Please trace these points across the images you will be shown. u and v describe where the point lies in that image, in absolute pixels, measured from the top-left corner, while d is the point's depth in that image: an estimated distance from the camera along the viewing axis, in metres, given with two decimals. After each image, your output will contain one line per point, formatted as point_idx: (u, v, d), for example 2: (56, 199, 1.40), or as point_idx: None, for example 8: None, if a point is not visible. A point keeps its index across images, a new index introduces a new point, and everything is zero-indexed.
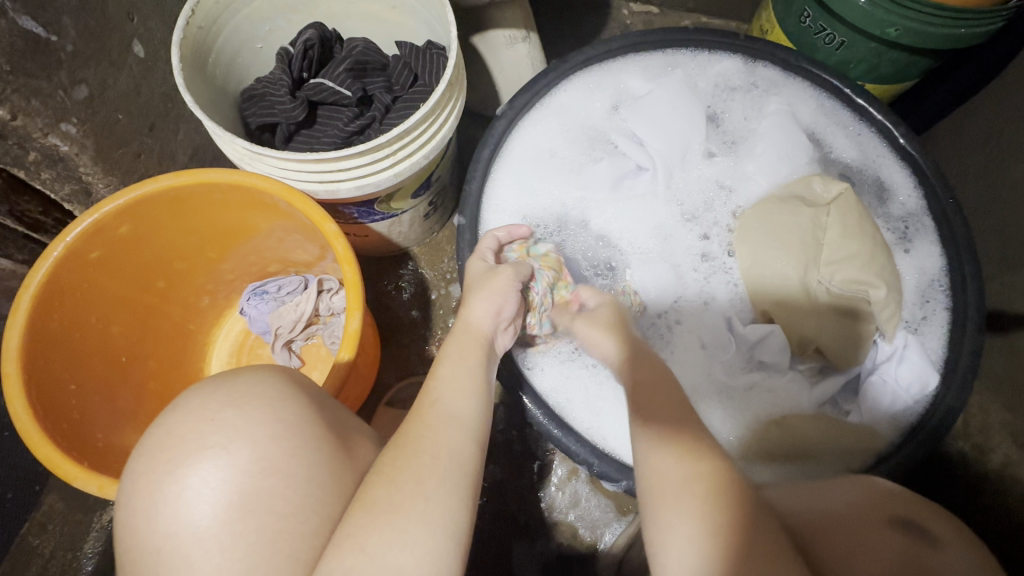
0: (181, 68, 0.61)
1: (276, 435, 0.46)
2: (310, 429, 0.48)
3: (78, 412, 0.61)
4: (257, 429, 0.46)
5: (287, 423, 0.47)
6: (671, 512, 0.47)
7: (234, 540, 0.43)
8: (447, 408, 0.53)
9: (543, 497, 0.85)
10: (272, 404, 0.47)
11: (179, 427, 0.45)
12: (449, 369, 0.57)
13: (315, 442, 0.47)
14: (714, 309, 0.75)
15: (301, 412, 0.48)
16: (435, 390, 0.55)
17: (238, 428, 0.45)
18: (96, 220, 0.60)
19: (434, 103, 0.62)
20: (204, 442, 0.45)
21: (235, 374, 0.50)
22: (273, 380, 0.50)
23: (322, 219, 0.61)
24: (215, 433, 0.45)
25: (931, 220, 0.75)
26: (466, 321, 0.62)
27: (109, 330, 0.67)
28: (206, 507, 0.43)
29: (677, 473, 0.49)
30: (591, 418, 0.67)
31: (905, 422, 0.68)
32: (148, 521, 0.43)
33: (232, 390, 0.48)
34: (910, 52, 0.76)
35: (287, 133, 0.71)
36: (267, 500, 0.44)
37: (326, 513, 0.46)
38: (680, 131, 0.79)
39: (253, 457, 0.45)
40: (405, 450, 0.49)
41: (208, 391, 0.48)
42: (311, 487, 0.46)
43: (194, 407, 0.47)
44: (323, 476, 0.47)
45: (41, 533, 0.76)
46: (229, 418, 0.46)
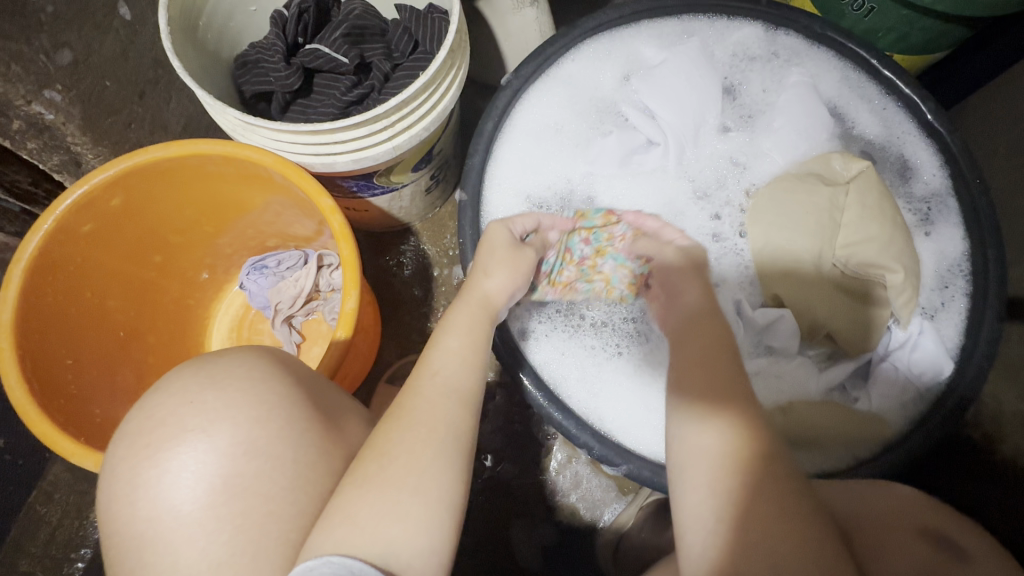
0: (168, 32, 0.57)
1: (259, 418, 0.45)
2: (295, 409, 0.47)
3: (76, 389, 0.60)
4: (240, 410, 0.45)
5: (271, 405, 0.46)
6: (695, 488, 0.47)
7: (220, 524, 0.43)
8: (442, 379, 0.51)
9: (545, 478, 0.85)
10: (256, 385, 0.46)
11: (159, 410, 0.45)
12: (456, 339, 0.55)
13: (303, 422, 0.47)
14: (726, 292, 0.72)
15: (284, 393, 0.47)
16: (436, 359, 0.53)
17: (220, 412, 0.45)
18: (86, 193, 0.58)
19: (434, 71, 0.59)
20: (186, 425, 0.44)
21: (226, 353, 0.49)
22: (262, 360, 0.49)
23: (318, 193, 0.59)
24: (195, 416, 0.44)
25: (955, 202, 0.72)
26: (484, 292, 0.59)
27: (104, 304, 0.66)
28: (188, 492, 0.43)
29: (710, 462, 0.47)
30: (589, 398, 0.66)
31: (916, 411, 0.66)
32: (130, 505, 0.43)
33: (216, 371, 0.47)
34: (942, 20, 0.71)
35: (283, 102, 0.69)
36: (252, 483, 0.44)
37: (316, 492, 0.46)
38: (694, 104, 0.76)
39: (234, 440, 0.44)
40: (396, 424, 0.48)
41: (193, 371, 0.47)
42: (299, 467, 0.46)
43: (176, 390, 0.46)
44: (313, 457, 0.46)
45: (46, 501, 0.77)
46: (209, 401, 0.45)
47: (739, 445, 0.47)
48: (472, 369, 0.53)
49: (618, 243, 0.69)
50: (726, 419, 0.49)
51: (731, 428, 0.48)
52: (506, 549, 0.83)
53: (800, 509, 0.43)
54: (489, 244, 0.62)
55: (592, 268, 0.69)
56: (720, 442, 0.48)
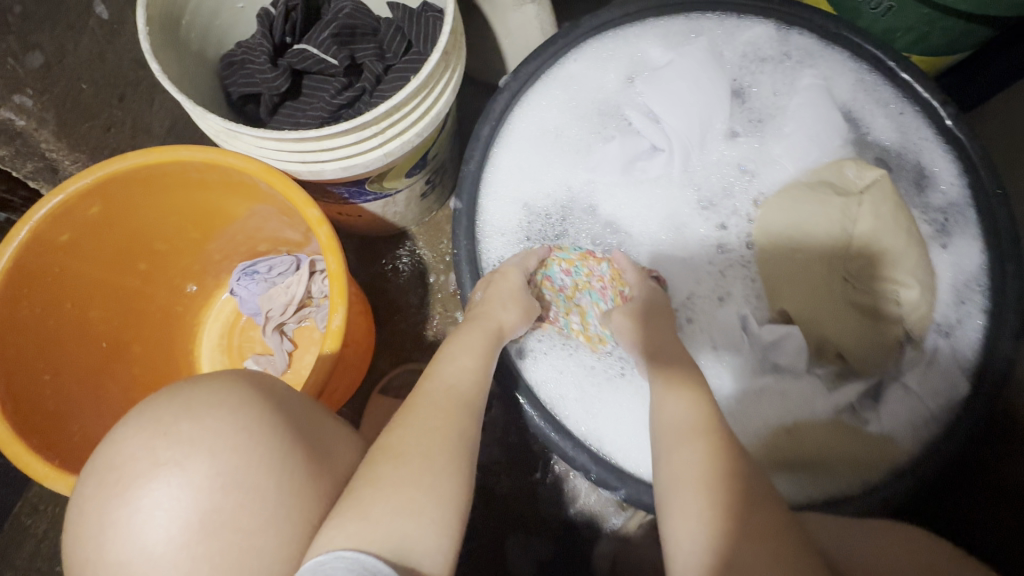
0: (146, 32, 0.54)
1: (238, 447, 0.43)
2: (277, 436, 0.45)
3: (54, 405, 0.58)
4: (218, 439, 0.42)
5: (251, 433, 0.43)
6: (684, 513, 0.45)
7: (198, 562, 0.40)
8: (455, 390, 0.53)
9: (542, 492, 0.83)
10: (234, 412, 0.44)
11: (129, 445, 0.42)
12: (471, 361, 0.56)
13: (286, 449, 0.45)
14: (732, 307, 0.69)
15: (265, 419, 0.45)
16: (450, 374, 0.55)
17: (195, 443, 0.42)
18: (62, 201, 0.56)
19: (427, 75, 0.56)
20: (158, 458, 0.41)
21: (206, 378, 0.47)
22: (241, 385, 0.46)
23: (305, 204, 0.57)
24: (169, 448, 0.42)
25: (973, 212, 0.69)
26: (499, 324, 0.60)
27: (85, 315, 0.64)
28: (162, 531, 0.40)
29: (698, 489, 0.45)
30: (587, 419, 0.64)
31: (930, 434, 0.63)
32: (99, 548, 0.40)
33: (192, 400, 0.44)
34: (966, 21, 0.68)
35: (271, 105, 0.66)
36: (232, 516, 0.42)
37: (302, 521, 0.44)
38: (701, 108, 0.72)
39: (211, 472, 0.42)
40: (408, 427, 0.49)
41: (167, 401, 0.44)
42: (282, 496, 0.43)
43: (149, 420, 0.43)
44: (299, 484, 0.44)
45: (32, 513, 0.76)
46: (185, 431, 0.42)
47: (721, 474, 0.46)
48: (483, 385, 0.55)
49: (596, 281, 0.68)
50: (699, 446, 0.48)
51: (710, 453, 0.47)
52: (501, 564, 0.81)
53: (794, 551, 0.41)
54: (503, 280, 0.63)
55: (570, 299, 0.68)
56: (706, 468, 0.46)
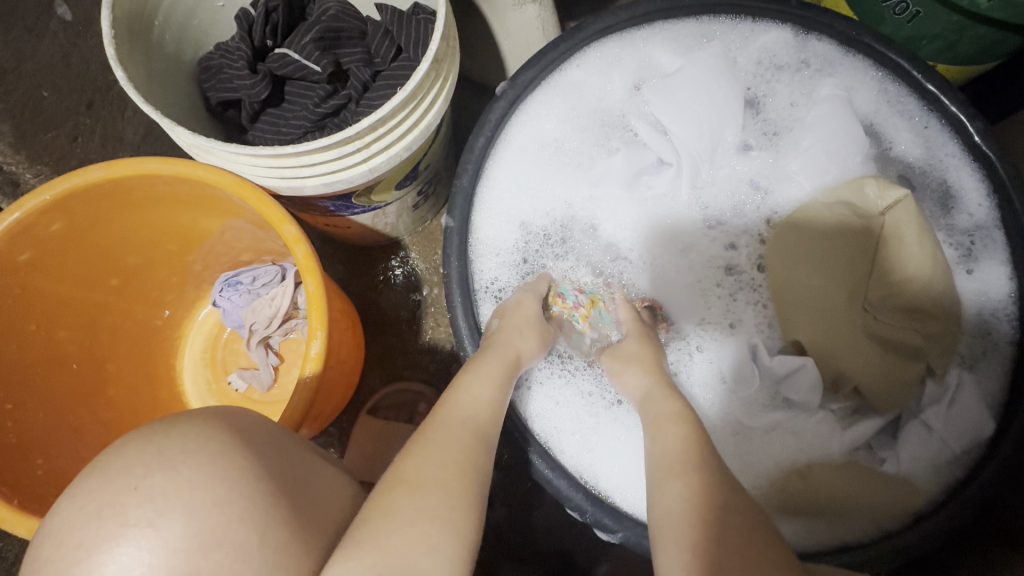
0: (110, 37, 0.50)
1: (218, 501, 0.36)
2: (261, 485, 0.39)
3: (15, 436, 0.55)
4: (198, 493, 0.36)
5: (231, 483, 0.37)
6: (671, 550, 0.43)
7: None
8: (471, 420, 0.52)
9: (538, 518, 0.80)
10: (214, 460, 0.38)
11: (90, 501, 0.35)
12: (489, 391, 0.54)
13: (270, 501, 0.39)
14: (739, 333, 0.65)
15: (246, 467, 0.39)
16: (467, 406, 0.53)
17: (168, 497, 0.35)
18: (21, 218, 0.52)
19: (414, 86, 0.51)
20: (127, 518, 0.35)
21: (181, 418, 0.41)
22: (218, 428, 0.40)
23: (281, 221, 0.53)
24: (137, 506, 0.35)
25: (1003, 236, 0.64)
26: (517, 350, 0.58)
27: (52, 336, 0.60)
28: None
29: (687, 530, 0.43)
30: (582, 454, 0.60)
31: (951, 477, 0.59)
32: None
33: (165, 445, 0.38)
34: (999, 29, 0.62)
35: (251, 113, 0.62)
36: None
37: None
38: (712, 120, 0.67)
39: (186, 532, 0.35)
40: (421, 464, 0.47)
41: (137, 447, 0.38)
42: (267, 555, 0.37)
43: (113, 472, 0.37)
44: (285, 542, 0.38)
45: (2, 538, 0.72)
46: (157, 484, 0.36)
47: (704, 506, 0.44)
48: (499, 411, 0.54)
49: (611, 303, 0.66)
50: (685, 477, 0.46)
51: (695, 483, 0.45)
52: None
53: None
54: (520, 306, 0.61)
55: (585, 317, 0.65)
56: (689, 500, 0.45)
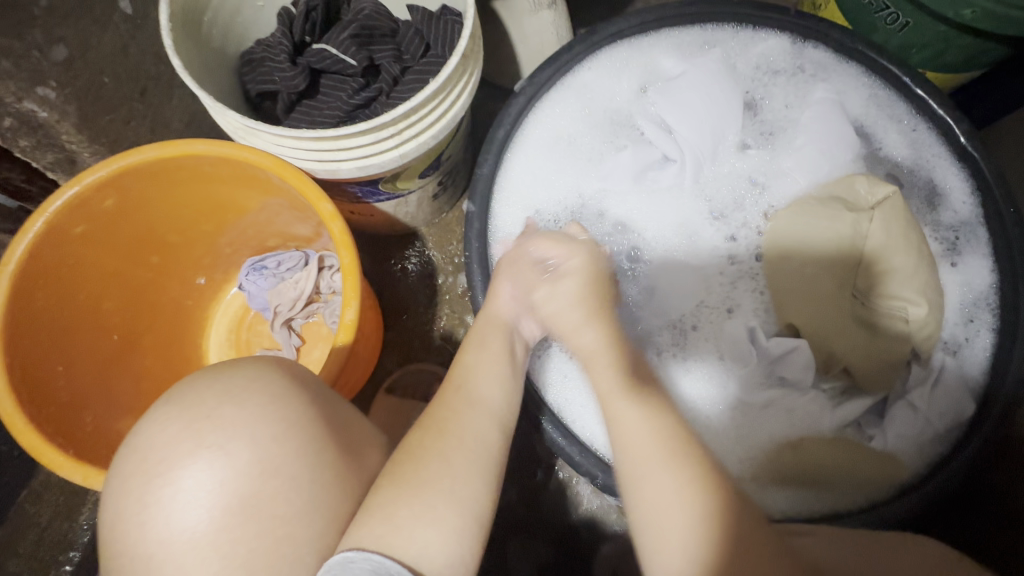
0: (170, 29, 0.55)
1: (277, 436, 0.44)
2: (313, 428, 0.46)
3: (66, 396, 0.59)
4: (259, 428, 0.44)
5: (289, 423, 0.45)
6: (672, 528, 0.46)
7: (235, 545, 0.42)
8: (464, 389, 0.55)
9: (544, 497, 0.83)
10: (273, 403, 0.45)
11: (172, 426, 0.43)
12: (476, 355, 0.58)
13: (318, 443, 0.45)
14: (738, 318, 0.70)
15: (300, 411, 0.46)
16: (457, 376, 0.56)
17: (237, 429, 0.43)
18: (78, 193, 0.56)
19: (445, 78, 0.56)
20: (203, 441, 0.43)
21: (243, 366, 0.47)
22: (279, 374, 0.47)
23: (318, 198, 0.57)
24: (213, 432, 0.43)
25: (985, 231, 0.68)
26: (485, 315, 0.61)
27: (99, 307, 0.65)
28: (202, 510, 0.42)
29: (683, 510, 0.45)
30: (592, 424, 0.64)
31: (935, 453, 0.63)
32: (141, 525, 0.42)
33: (232, 385, 0.45)
34: (983, 40, 0.68)
35: (288, 103, 0.66)
36: (268, 504, 0.43)
37: (331, 513, 0.45)
38: (714, 119, 0.72)
39: (252, 458, 0.43)
40: (428, 430, 0.51)
41: (208, 384, 0.45)
42: (316, 488, 0.45)
43: (189, 403, 0.44)
44: (329, 478, 0.45)
45: (36, 502, 0.75)
46: (227, 416, 0.44)
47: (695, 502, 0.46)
48: (512, 394, 0.57)
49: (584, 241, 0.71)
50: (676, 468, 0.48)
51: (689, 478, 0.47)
52: (502, 568, 0.81)
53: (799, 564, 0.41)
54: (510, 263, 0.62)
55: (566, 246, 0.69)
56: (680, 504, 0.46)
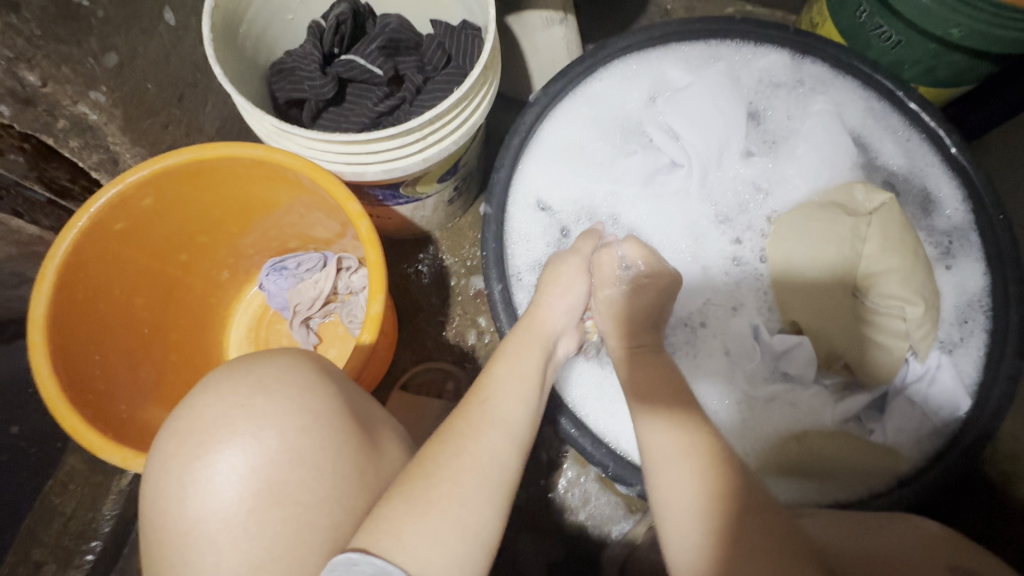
0: (211, 39, 0.59)
1: (305, 427, 0.46)
2: (338, 421, 0.48)
3: (103, 385, 0.61)
4: (289, 419, 0.46)
5: (317, 415, 0.47)
6: (679, 535, 0.48)
7: (262, 529, 0.44)
8: (489, 405, 0.55)
9: (554, 493, 0.86)
10: (304, 394, 0.47)
11: (209, 412, 0.46)
12: (509, 366, 0.59)
13: (343, 434, 0.48)
14: (744, 317, 0.73)
15: (329, 403, 0.48)
16: (486, 388, 0.57)
17: (269, 417, 0.46)
18: (121, 191, 0.60)
19: (467, 88, 0.60)
20: (237, 428, 0.45)
21: (274, 358, 0.50)
22: (305, 367, 0.50)
23: (346, 198, 0.60)
24: (245, 419, 0.45)
25: (977, 236, 0.72)
26: (530, 323, 0.63)
27: (131, 302, 0.67)
28: (233, 493, 0.44)
29: (694, 516, 0.48)
30: (604, 418, 0.67)
31: (933, 446, 0.66)
32: (178, 504, 0.44)
33: (265, 375, 0.48)
34: (970, 57, 0.72)
35: (315, 110, 0.70)
36: (295, 490, 0.45)
37: (350, 506, 0.47)
38: (718, 129, 0.76)
39: (281, 447, 0.45)
40: (444, 446, 0.51)
41: (243, 374, 0.48)
42: (338, 478, 0.47)
43: (225, 391, 0.47)
44: (349, 470, 0.47)
45: (61, 492, 0.75)
46: (260, 406, 0.46)
47: (705, 490, 0.49)
48: (534, 411, 0.57)
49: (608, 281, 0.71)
50: (687, 463, 0.51)
51: (704, 471, 0.50)
52: (513, 563, 0.83)
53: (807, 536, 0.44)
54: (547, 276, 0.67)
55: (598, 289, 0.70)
56: (690, 481, 0.50)
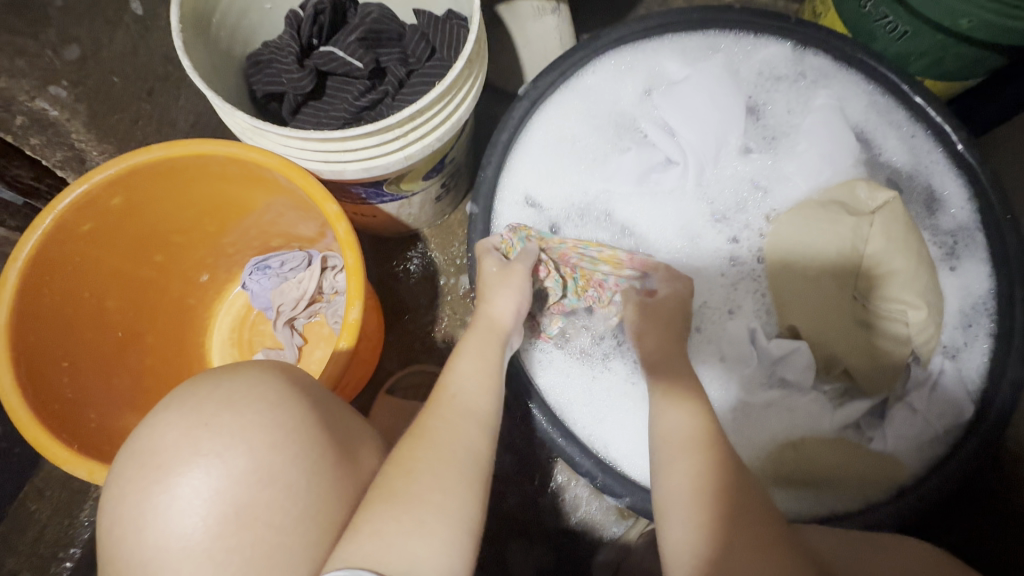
0: (180, 30, 0.56)
1: (275, 444, 0.44)
2: (311, 436, 0.46)
3: (71, 392, 0.59)
4: (257, 436, 0.43)
5: (288, 431, 0.44)
6: (678, 525, 0.47)
7: (229, 554, 0.41)
8: (458, 397, 0.53)
9: (544, 498, 0.84)
10: (273, 409, 0.45)
11: (168, 434, 0.43)
12: (469, 363, 0.56)
13: (318, 449, 0.46)
14: (740, 320, 0.70)
15: (301, 417, 0.46)
16: (452, 383, 0.54)
17: (235, 436, 0.43)
18: (86, 191, 0.57)
19: (451, 81, 0.57)
20: (200, 448, 0.42)
21: (241, 371, 0.47)
22: (279, 380, 0.47)
23: (324, 199, 0.57)
24: (210, 439, 0.43)
25: (983, 237, 0.69)
26: (488, 315, 0.60)
27: (103, 305, 0.65)
28: (197, 519, 0.41)
29: (694, 506, 0.47)
30: (593, 426, 0.65)
31: (933, 455, 0.64)
32: (137, 531, 0.41)
33: (231, 391, 0.45)
34: (980, 48, 0.69)
35: (294, 104, 0.67)
36: (264, 512, 0.43)
37: (326, 522, 0.45)
38: (715, 123, 0.73)
39: (248, 467, 0.43)
40: (420, 441, 0.49)
41: (208, 390, 0.45)
42: (312, 496, 0.44)
43: (188, 408, 0.44)
44: (324, 486, 0.45)
45: (38, 498, 0.75)
46: (226, 423, 0.43)
47: (710, 482, 0.48)
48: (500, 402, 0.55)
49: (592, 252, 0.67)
50: (695, 459, 0.50)
51: (711, 467, 0.49)
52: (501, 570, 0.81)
53: None
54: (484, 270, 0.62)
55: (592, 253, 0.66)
56: (701, 476, 0.49)
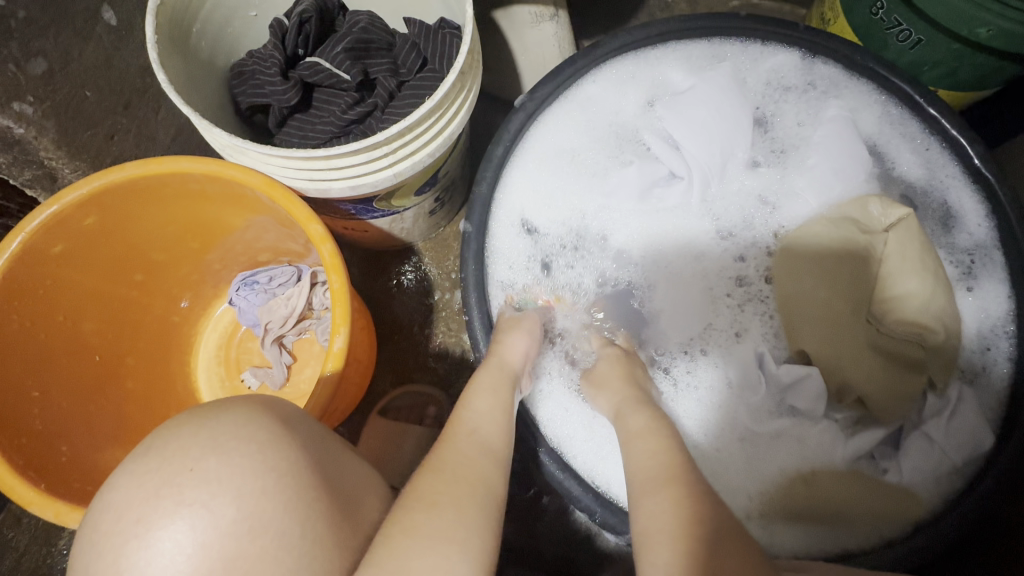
0: (156, 41, 0.53)
1: (266, 490, 0.39)
2: (306, 476, 0.41)
3: (40, 423, 0.56)
4: (248, 481, 0.38)
5: (280, 474, 0.40)
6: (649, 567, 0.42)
7: None
8: (476, 434, 0.53)
9: (542, 523, 0.81)
10: (264, 450, 0.40)
11: (150, 479, 0.38)
12: (483, 400, 0.56)
13: (312, 491, 0.41)
14: (746, 345, 0.67)
15: (294, 458, 0.41)
16: (467, 420, 0.54)
17: (223, 482, 0.38)
18: (57, 212, 0.54)
19: (443, 95, 0.54)
20: (183, 497, 0.37)
21: (225, 406, 0.43)
22: (265, 419, 0.43)
23: (307, 220, 0.54)
24: (194, 487, 0.38)
25: (1002, 256, 0.66)
26: (499, 355, 0.59)
27: (79, 328, 0.62)
28: None
29: (665, 545, 0.43)
30: (593, 459, 0.62)
31: (952, 489, 0.60)
32: None
33: (219, 431, 0.40)
34: (998, 58, 0.65)
35: (280, 117, 0.64)
36: (256, 566, 0.38)
37: (325, 571, 0.40)
38: (720, 136, 0.70)
39: (237, 515, 0.38)
40: (439, 475, 0.48)
41: (193, 431, 0.40)
42: (309, 545, 0.40)
43: (172, 453, 0.39)
44: (322, 531, 0.41)
45: (15, 525, 0.72)
46: (213, 467, 0.38)
47: (683, 518, 0.44)
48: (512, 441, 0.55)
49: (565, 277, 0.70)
50: (663, 496, 0.46)
51: (682, 500, 0.45)
52: None
53: None
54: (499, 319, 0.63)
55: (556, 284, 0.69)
56: (673, 513, 0.45)
